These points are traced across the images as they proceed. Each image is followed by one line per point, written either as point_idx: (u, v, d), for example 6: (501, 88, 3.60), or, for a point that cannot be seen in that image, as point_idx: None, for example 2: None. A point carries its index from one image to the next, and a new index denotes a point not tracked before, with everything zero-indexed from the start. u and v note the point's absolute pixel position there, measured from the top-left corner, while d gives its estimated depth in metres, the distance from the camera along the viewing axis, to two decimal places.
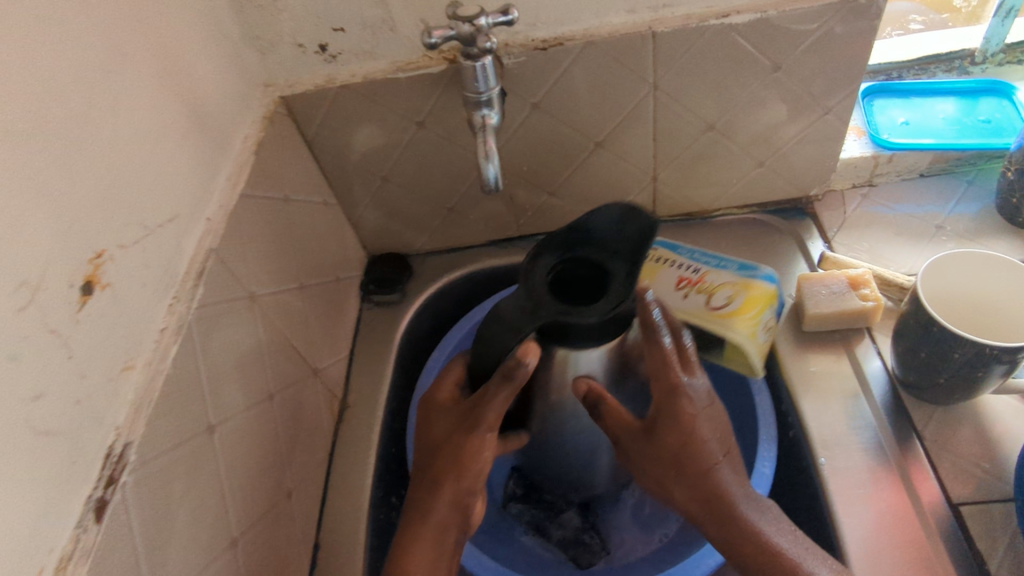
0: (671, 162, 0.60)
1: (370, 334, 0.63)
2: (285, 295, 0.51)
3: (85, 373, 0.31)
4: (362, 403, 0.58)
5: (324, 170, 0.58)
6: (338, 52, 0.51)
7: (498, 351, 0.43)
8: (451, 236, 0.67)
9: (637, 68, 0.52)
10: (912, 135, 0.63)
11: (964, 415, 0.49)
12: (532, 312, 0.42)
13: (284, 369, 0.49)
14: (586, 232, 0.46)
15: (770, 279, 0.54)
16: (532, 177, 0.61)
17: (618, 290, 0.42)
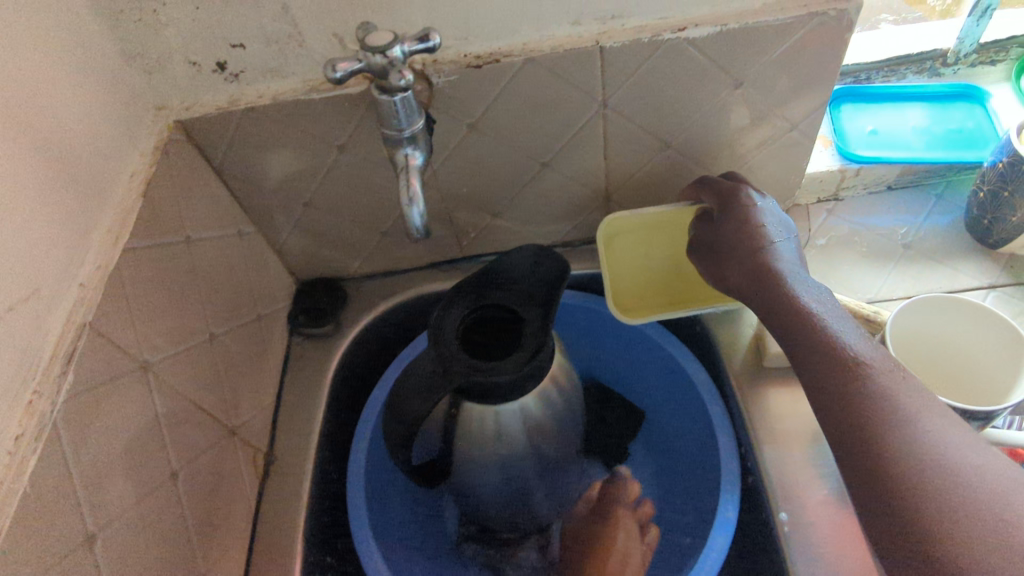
0: (625, 181, 0.55)
1: (299, 374, 0.57)
2: (192, 351, 0.45)
3: None
4: (291, 454, 0.53)
5: (237, 198, 0.52)
6: (240, 70, 0.44)
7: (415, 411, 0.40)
8: (389, 259, 0.61)
9: (585, 84, 0.47)
10: (881, 147, 0.60)
11: None
12: (445, 369, 0.40)
13: (193, 437, 0.43)
14: (496, 277, 0.45)
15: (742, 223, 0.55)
16: (473, 199, 0.56)
17: (533, 339, 0.41)
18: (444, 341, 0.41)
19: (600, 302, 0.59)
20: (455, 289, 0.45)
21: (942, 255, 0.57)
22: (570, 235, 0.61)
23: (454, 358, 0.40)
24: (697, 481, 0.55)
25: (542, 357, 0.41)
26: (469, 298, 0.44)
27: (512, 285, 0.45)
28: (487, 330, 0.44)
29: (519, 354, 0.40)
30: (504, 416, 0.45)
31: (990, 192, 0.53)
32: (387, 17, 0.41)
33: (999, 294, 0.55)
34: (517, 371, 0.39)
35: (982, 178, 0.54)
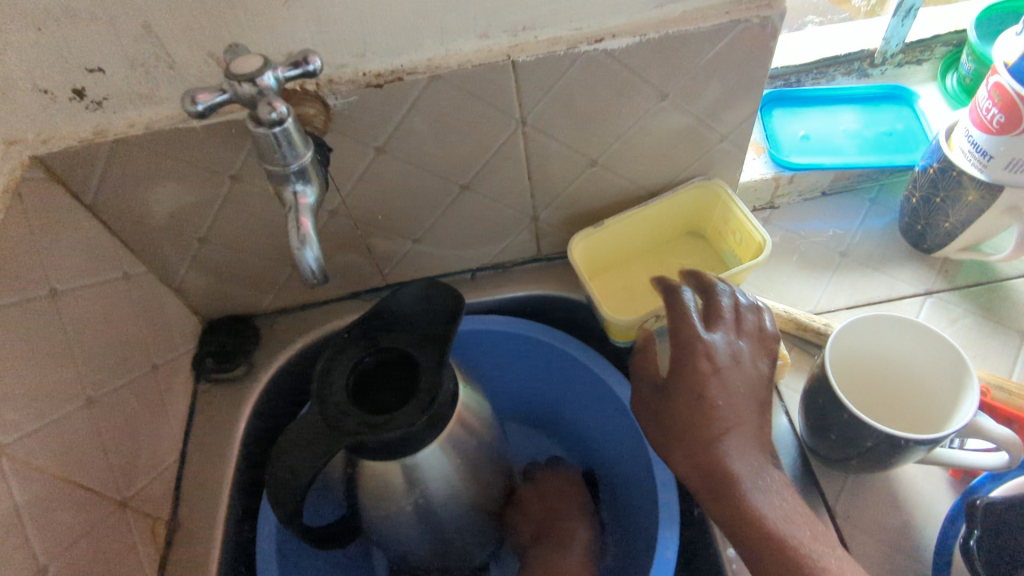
0: (552, 199, 0.52)
1: (207, 425, 0.52)
2: (63, 420, 0.39)
3: None
4: (198, 518, 0.47)
5: (119, 237, 0.46)
6: (103, 97, 0.38)
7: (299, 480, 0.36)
8: (303, 292, 0.56)
9: (499, 102, 0.43)
10: (814, 152, 0.58)
11: (874, 482, 0.45)
12: (330, 431, 0.36)
13: (68, 522, 0.38)
14: (389, 317, 0.42)
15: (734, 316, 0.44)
16: (390, 225, 0.51)
17: (429, 385, 0.37)
18: (330, 395, 0.37)
19: (532, 327, 0.56)
20: (344, 334, 0.41)
21: (879, 261, 0.56)
22: (499, 256, 0.57)
23: (341, 415, 0.36)
24: (638, 513, 0.52)
25: (440, 403, 0.37)
26: (360, 344, 0.40)
27: (407, 324, 0.41)
28: (382, 376, 0.40)
29: (414, 403, 0.36)
30: (428, 469, 0.41)
31: (923, 198, 0.52)
32: (269, 35, 0.37)
33: (936, 299, 0.53)
34: (411, 425, 0.36)
35: (914, 184, 0.53)
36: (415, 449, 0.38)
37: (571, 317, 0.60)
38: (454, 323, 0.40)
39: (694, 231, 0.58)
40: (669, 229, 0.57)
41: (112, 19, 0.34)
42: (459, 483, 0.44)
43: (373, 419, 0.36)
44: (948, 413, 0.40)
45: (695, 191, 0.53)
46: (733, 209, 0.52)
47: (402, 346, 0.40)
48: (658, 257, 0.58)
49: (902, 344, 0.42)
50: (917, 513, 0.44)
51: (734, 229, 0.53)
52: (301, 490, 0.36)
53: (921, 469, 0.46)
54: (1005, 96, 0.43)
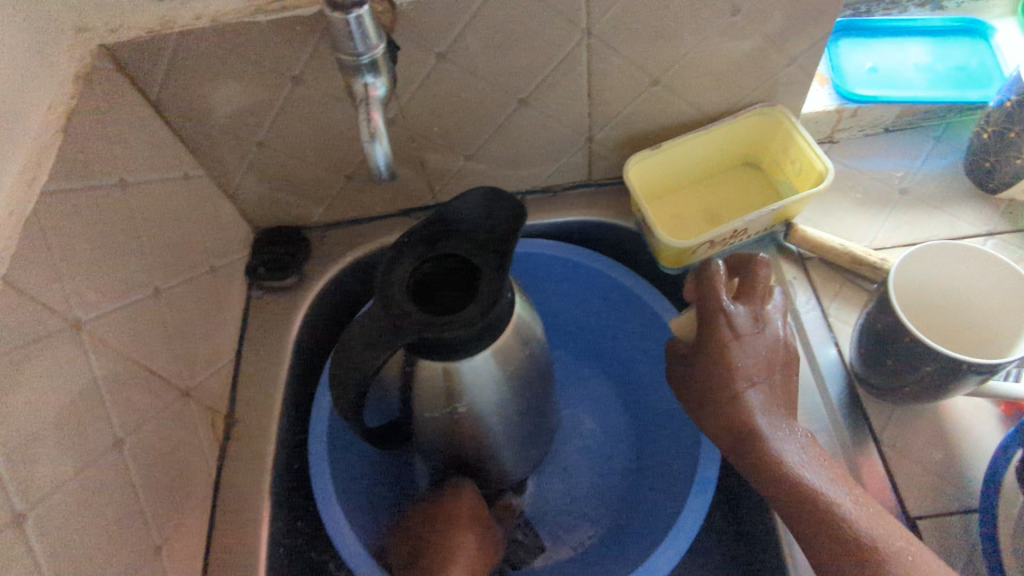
0: (610, 120, 0.51)
1: (261, 330, 0.53)
2: (134, 307, 0.40)
3: None
4: (255, 415, 0.49)
5: (181, 137, 0.47)
6: None
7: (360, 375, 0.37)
8: (355, 206, 0.57)
9: (567, 9, 0.42)
10: (881, 85, 0.56)
11: (921, 413, 0.46)
12: (390, 330, 0.36)
13: (141, 403, 0.39)
14: (450, 225, 0.41)
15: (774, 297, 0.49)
16: (445, 140, 0.51)
17: (490, 288, 0.36)
18: (390, 295, 0.37)
19: (580, 252, 0.56)
20: (405, 238, 0.41)
21: (940, 201, 0.54)
22: (550, 179, 0.57)
23: (400, 312, 0.36)
24: (676, 436, 0.53)
25: (499, 306, 0.36)
26: (419, 249, 0.41)
27: (468, 232, 0.41)
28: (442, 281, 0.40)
29: (474, 304, 0.36)
30: (483, 374, 0.42)
31: (996, 133, 0.50)
32: None
33: (997, 241, 0.52)
34: (472, 325, 0.35)
35: (988, 119, 0.51)
36: (472, 350, 0.38)
37: (619, 244, 0.60)
38: (517, 230, 0.39)
39: (750, 161, 0.57)
40: (725, 156, 0.56)
41: None
42: (510, 392, 0.45)
43: (434, 318, 0.36)
44: (993, 302, 0.41)
45: (758, 117, 0.52)
46: (796, 137, 0.51)
47: (463, 254, 0.40)
48: (710, 186, 0.57)
49: (938, 260, 0.42)
50: (963, 444, 0.45)
51: (794, 158, 0.52)
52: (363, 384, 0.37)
53: (970, 404, 0.46)
54: None
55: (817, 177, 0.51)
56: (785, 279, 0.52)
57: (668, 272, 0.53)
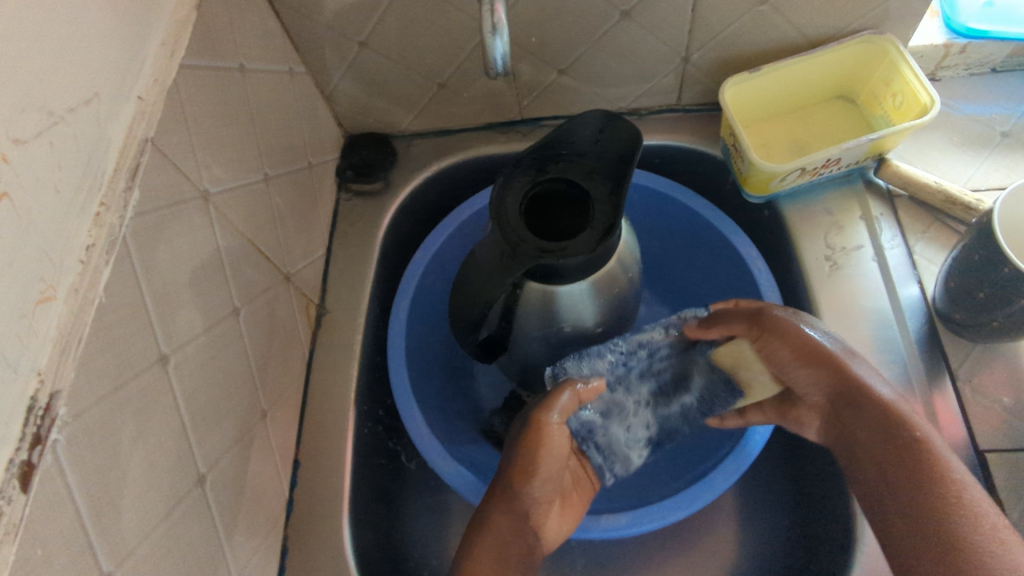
0: (709, 40, 0.50)
1: (349, 229, 0.56)
2: (247, 189, 0.43)
3: (23, 313, 0.24)
4: (344, 307, 0.52)
5: (288, 30, 0.48)
6: None
7: (484, 297, 0.41)
8: (443, 116, 0.57)
9: None
10: (994, 21, 0.54)
11: (1002, 353, 0.46)
12: (512, 257, 0.39)
13: (251, 280, 0.42)
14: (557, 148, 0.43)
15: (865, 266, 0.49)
16: (541, 51, 0.51)
17: (604, 217, 0.39)
18: (507, 220, 0.40)
19: (657, 180, 0.56)
20: (514, 162, 0.42)
21: None
22: (638, 100, 0.57)
23: (520, 238, 0.39)
24: None
25: (614, 235, 0.40)
26: (529, 172, 0.42)
27: (574, 157, 0.43)
28: (550, 206, 0.42)
29: (591, 233, 0.39)
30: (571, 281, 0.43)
31: None
32: None
33: None
34: (589, 252, 0.39)
35: None
36: (584, 275, 0.42)
37: (701, 173, 0.60)
38: (629, 158, 0.41)
39: (845, 96, 0.55)
40: (820, 88, 0.54)
41: None
42: (593, 302, 0.46)
43: (552, 246, 0.39)
44: None
45: (863, 47, 0.51)
46: (902, 69, 0.50)
47: (572, 178, 0.42)
48: (803, 118, 0.56)
49: None
50: None
51: (896, 92, 0.51)
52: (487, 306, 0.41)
53: None
54: None
55: (922, 110, 0.49)
56: (872, 215, 0.51)
57: (751, 200, 0.53)
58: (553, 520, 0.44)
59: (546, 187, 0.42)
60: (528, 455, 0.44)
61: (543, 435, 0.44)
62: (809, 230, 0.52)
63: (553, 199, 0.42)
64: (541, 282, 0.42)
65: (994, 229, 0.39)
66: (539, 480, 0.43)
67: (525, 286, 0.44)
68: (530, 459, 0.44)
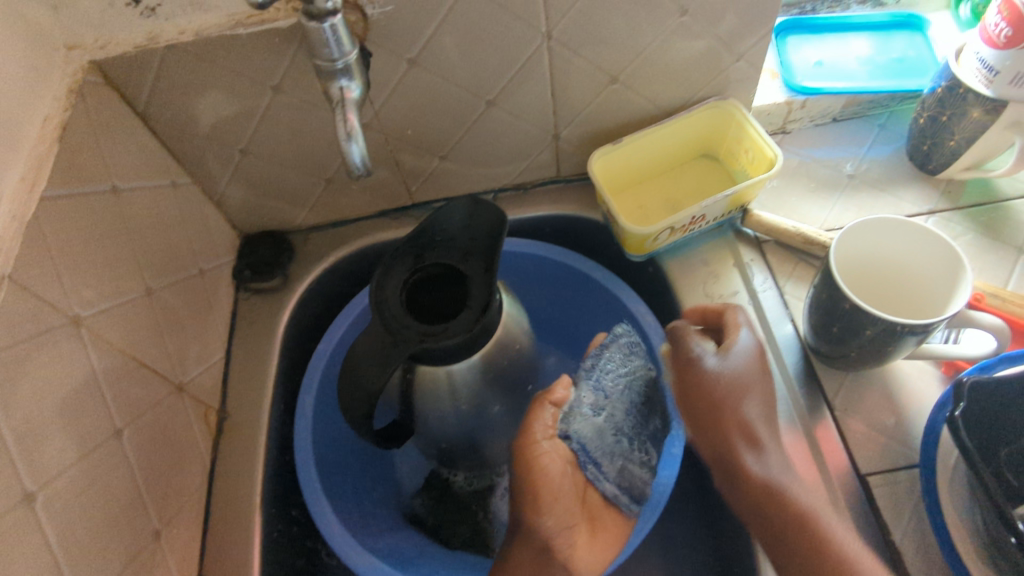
0: (573, 118, 0.54)
1: (249, 329, 0.56)
2: (127, 306, 0.43)
3: None
4: (246, 409, 0.52)
5: (167, 146, 0.49)
6: (157, 4, 0.40)
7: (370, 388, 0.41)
8: (336, 208, 0.59)
9: (526, 14, 0.45)
10: (825, 77, 0.60)
11: (872, 378, 0.49)
12: (393, 346, 0.40)
13: (136, 396, 0.42)
14: (431, 234, 0.45)
15: (744, 310, 0.53)
16: (418, 141, 0.54)
17: (479, 297, 0.41)
18: (387, 310, 0.41)
19: (549, 250, 0.59)
20: (391, 253, 0.44)
21: (884, 184, 0.58)
22: (521, 176, 0.60)
23: (401, 326, 0.40)
24: None
25: (491, 312, 0.42)
26: (406, 261, 0.44)
27: (448, 242, 0.45)
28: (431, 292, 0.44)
29: (469, 313, 0.41)
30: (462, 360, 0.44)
31: (931, 118, 0.54)
32: None
33: (938, 218, 0.56)
34: (468, 332, 0.40)
35: (922, 105, 0.54)
36: (468, 354, 0.43)
37: (589, 238, 0.63)
38: (497, 237, 0.44)
39: (708, 155, 0.60)
40: (683, 151, 0.59)
41: None
42: (488, 376, 0.48)
43: (430, 330, 0.40)
44: (937, 296, 0.43)
45: (711, 111, 0.56)
46: (748, 129, 0.55)
47: (447, 262, 0.44)
48: (672, 178, 0.60)
49: (865, 239, 0.45)
50: (912, 404, 0.48)
51: (747, 148, 0.56)
52: (374, 397, 0.41)
53: (914, 366, 0.49)
54: (1013, 10, 0.44)
55: (768, 163, 0.54)
56: (744, 262, 0.55)
57: (634, 260, 0.57)
58: (583, 555, 0.47)
59: (422, 273, 0.43)
60: (532, 501, 0.47)
61: (534, 465, 0.48)
62: (689, 283, 0.55)
63: (432, 285, 0.44)
64: (427, 365, 0.43)
65: (833, 277, 0.43)
66: (553, 516, 0.47)
67: (416, 369, 0.45)
68: (537, 500, 0.47)
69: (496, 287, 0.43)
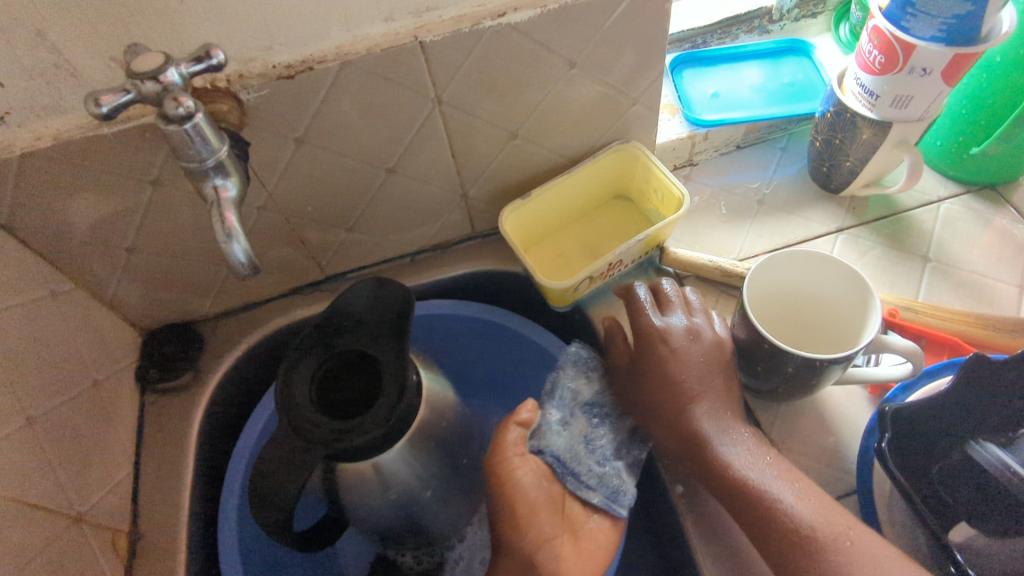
0: (478, 176, 0.53)
1: (159, 435, 0.52)
2: (4, 444, 0.39)
3: None
4: (161, 528, 0.48)
5: (42, 255, 0.45)
6: (4, 112, 0.38)
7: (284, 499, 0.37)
8: (244, 293, 0.56)
9: (412, 83, 0.44)
10: (723, 109, 0.61)
11: (804, 406, 0.49)
12: (304, 451, 0.37)
13: (22, 543, 0.38)
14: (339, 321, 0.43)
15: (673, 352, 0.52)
16: (321, 217, 0.52)
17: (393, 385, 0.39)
18: (295, 411, 0.38)
19: (472, 309, 0.57)
20: (297, 344, 0.41)
21: (793, 206, 0.59)
22: (435, 237, 0.58)
23: (311, 427, 0.37)
24: None
25: (408, 398, 0.39)
26: (315, 352, 0.41)
27: (358, 326, 0.43)
28: (344, 382, 0.41)
29: (384, 404, 0.38)
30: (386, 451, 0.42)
31: (826, 141, 0.55)
32: (170, 31, 0.37)
33: (848, 235, 0.57)
34: (384, 425, 0.38)
35: (816, 129, 0.56)
36: (389, 445, 0.40)
37: (513, 291, 0.61)
38: (408, 317, 0.42)
39: (620, 195, 0.60)
40: (595, 195, 0.59)
41: (3, 29, 0.34)
42: (419, 460, 0.45)
43: (344, 425, 0.38)
44: (856, 334, 0.43)
45: (616, 154, 0.56)
46: (653, 169, 0.55)
47: (358, 349, 0.41)
48: (588, 223, 0.60)
49: (779, 272, 0.45)
50: (846, 428, 0.48)
51: (656, 188, 0.56)
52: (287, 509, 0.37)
53: (843, 390, 0.49)
54: (883, 38, 0.45)
55: (677, 201, 0.54)
56: None
57: (559, 311, 0.55)
58: None
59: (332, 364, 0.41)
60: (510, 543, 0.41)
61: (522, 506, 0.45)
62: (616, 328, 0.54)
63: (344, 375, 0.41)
64: (346, 463, 0.40)
65: (749, 314, 0.43)
66: None
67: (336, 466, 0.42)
68: None
69: (411, 369, 0.41)
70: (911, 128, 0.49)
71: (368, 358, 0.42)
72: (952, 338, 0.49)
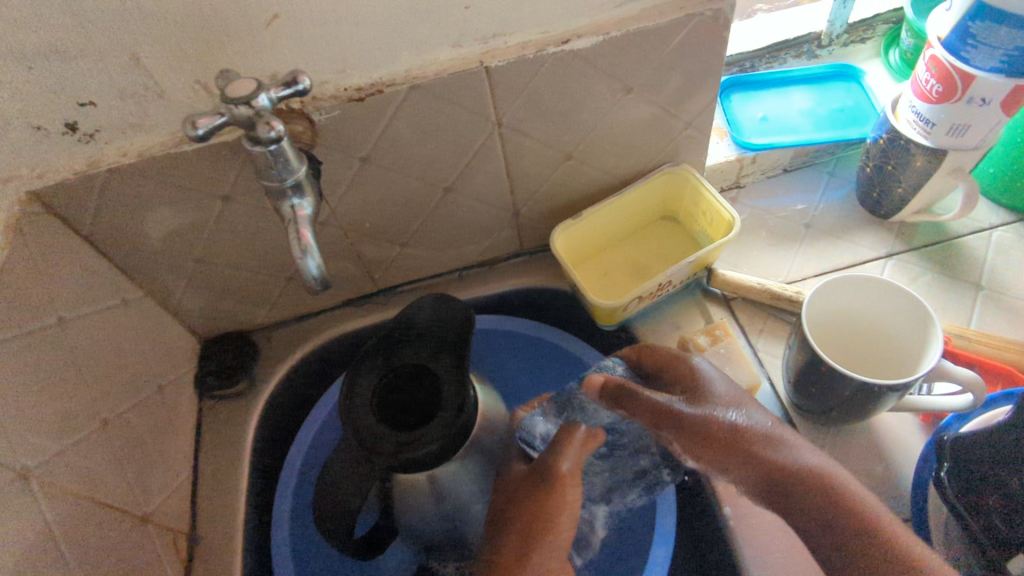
0: (530, 195, 0.55)
1: (217, 440, 0.53)
2: (82, 444, 0.41)
3: None
4: (217, 530, 0.49)
5: (117, 264, 0.47)
6: (94, 129, 0.40)
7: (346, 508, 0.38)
8: (299, 304, 0.58)
9: (474, 105, 0.45)
10: (771, 133, 0.61)
11: (855, 432, 0.49)
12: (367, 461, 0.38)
13: (95, 541, 0.39)
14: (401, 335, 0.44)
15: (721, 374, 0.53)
16: (378, 233, 0.53)
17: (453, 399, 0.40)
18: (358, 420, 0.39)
19: (520, 325, 0.58)
20: (359, 357, 0.43)
21: (841, 230, 0.59)
22: (484, 254, 0.59)
23: (374, 437, 0.38)
24: None
25: (467, 412, 0.40)
26: (376, 364, 0.42)
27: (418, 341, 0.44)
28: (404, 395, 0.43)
29: (444, 417, 0.39)
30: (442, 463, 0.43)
31: (877, 167, 0.55)
32: (253, 56, 0.39)
33: (898, 261, 0.57)
34: (444, 437, 0.39)
35: (867, 154, 0.56)
36: (447, 458, 0.41)
37: (559, 307, 0.62)
38: None
39: (667, 216, 0.61)
40: (643, 215, 0.60)
41: (101, 53, 0.36)
42: (472, 473, 0.46)
43: (407, 438, 0.38)
44: (917, 361, 0.43)
45: (666, 176, 0.57)
46: (703, 191, 0.55)
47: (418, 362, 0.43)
48: (635, 243, 0.60)
49: (836, 298, 0.45)
50: (898, 456, 0.48)
51: (705, 210, 0.57)
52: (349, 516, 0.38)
53: (895, 417, 0.49)
54: (941, 67, 0.45)
55: (728, 223, 0.54)
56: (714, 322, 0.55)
57: (606, 330, 0.56)
58: None
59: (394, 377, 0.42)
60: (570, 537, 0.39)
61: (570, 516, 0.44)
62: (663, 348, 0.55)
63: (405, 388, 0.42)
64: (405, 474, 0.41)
65: (807, 338, 0.43)
66: None
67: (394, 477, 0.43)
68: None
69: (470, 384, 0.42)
70: (967, 155, 0.49)
71: (428, 372, 0.43)
72: (1008, 368, 0.48)
